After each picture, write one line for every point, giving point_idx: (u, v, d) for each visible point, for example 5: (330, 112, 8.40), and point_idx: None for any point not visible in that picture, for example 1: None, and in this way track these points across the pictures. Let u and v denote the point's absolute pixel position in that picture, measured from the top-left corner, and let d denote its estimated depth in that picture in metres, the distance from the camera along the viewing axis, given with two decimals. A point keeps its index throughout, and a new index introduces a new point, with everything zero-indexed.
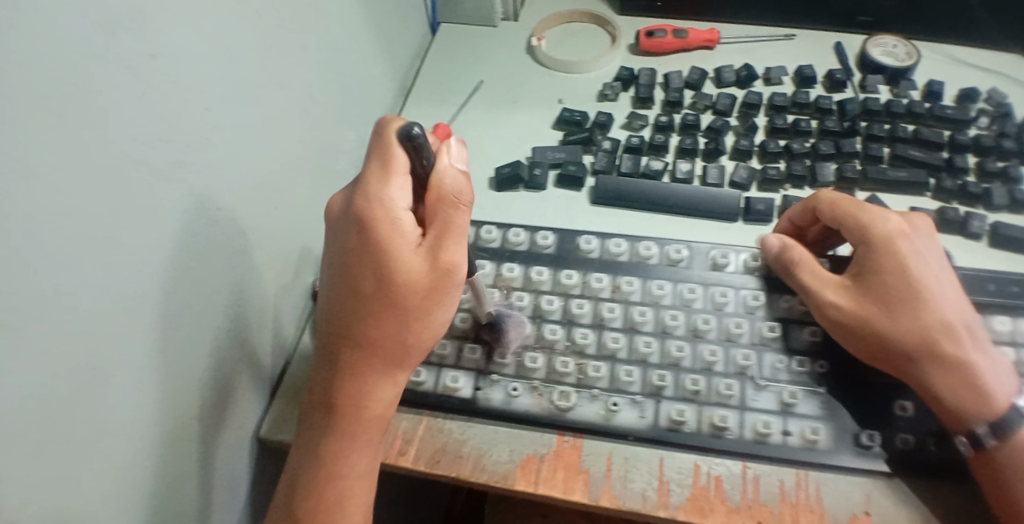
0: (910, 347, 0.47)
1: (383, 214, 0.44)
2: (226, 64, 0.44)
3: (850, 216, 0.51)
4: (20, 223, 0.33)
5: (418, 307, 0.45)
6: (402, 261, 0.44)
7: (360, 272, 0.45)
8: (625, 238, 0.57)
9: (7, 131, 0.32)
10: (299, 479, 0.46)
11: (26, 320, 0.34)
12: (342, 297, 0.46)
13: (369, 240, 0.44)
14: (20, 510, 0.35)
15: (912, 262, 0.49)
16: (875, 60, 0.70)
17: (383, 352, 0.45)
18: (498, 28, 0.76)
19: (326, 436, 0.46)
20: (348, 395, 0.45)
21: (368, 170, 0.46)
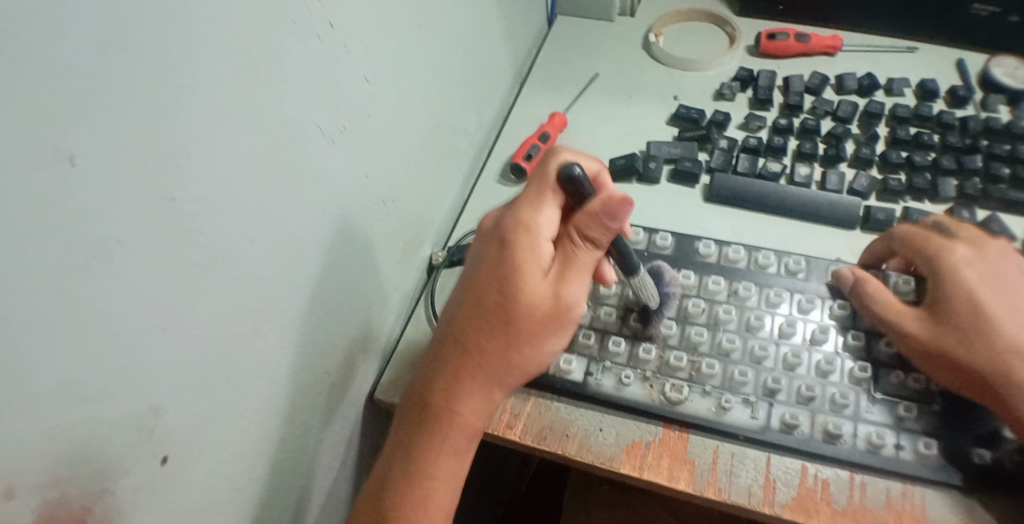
0: (990, 372, 0.48)
1: (527, 237, 0.48)
2: (381, 36, 0.47)
3: (925, 247, 0.53)
4: (215, 168, 0.36)
5: (533, 328, 0.46)
6: (527, 280, 0.46)
7: (485, 284, 0.47)
8: (744, 247, 0.57)
9: (213, 80, 0.35)
10: (391, 475, 0.46)
11: (210, 259, 0.36)
12: (464, 306, 0.47)
13: (501, 253, 0.48)
14: (185, 435, 0.37)
15: (980, 289, 0.50)
16: (997, 79, 0.68)
17: (491, 365, 0.46)
18: (614, 22, 0.77)
19: (419, 438, 0.46)
20: (450, 400, 0.46)
21: (525, 195, 0.50)
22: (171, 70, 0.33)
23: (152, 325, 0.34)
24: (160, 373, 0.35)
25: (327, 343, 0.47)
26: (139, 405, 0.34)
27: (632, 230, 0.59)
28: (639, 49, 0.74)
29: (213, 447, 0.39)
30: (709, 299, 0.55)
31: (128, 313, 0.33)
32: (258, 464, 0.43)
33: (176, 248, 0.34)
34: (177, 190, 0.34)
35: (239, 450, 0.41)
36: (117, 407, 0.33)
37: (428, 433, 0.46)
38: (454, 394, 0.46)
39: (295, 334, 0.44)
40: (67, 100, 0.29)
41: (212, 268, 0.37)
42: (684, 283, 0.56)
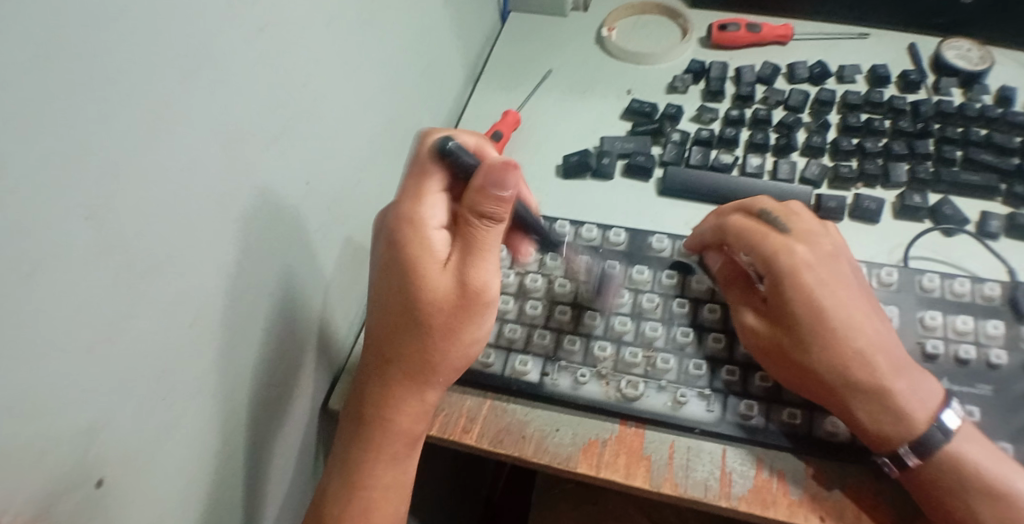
0: (832, 378, 0.47)
1: (415, 232, 0.44)
2: (320, 41, 0.47)
3: (756, 242, 0.50)
4: (141, 181, 0.35)
5: (443, 325, 0.44)
6: (427, 278, 0.43)
7: (388, 290, 0.45)
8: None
9: (135, 92, 0.34)
10: (329, 491, 0.46)
11: (140, 274, 0.36)
12: (377, 312, 0.45)
13: (396, 256, 0.44)
14: (122, 455, 0.36)
15: (802, 286, 0.48)
16: (949, 62, 0.69)
17: (413, 369, 0.45)
18: (568, 17, 0.77)
19: (353, 447, 0.46)
20: (380, 410, 0.45)
21: (404, 188, 0.46)
22: (91, 80, 0.32)
23: (83, 343, 0.33)
24: (95, 391, 0.34)
25: (274, 352, 0.47)
26: (74, 425, 0.34)
27: (586, 227, 0.58)
28: (592, 43, 0.74)
29: (152, 465, 0.38)
30: (662, 294, 0.55)
31: (56, 332, 0.32)
32: (205, 478, 0.42)
33: (104, 265, 0.34)
34: (101, 205, 0.33)
35: (184, 466, 0.40)
36: (50, 429, 0.32)
37: (362, 442, 0.46)
38: (383, 404, 0.45)
39: (240, 345, 0.43)
40: None
41: (145, 283, 0.36)
42: (638, 279, 0.55)
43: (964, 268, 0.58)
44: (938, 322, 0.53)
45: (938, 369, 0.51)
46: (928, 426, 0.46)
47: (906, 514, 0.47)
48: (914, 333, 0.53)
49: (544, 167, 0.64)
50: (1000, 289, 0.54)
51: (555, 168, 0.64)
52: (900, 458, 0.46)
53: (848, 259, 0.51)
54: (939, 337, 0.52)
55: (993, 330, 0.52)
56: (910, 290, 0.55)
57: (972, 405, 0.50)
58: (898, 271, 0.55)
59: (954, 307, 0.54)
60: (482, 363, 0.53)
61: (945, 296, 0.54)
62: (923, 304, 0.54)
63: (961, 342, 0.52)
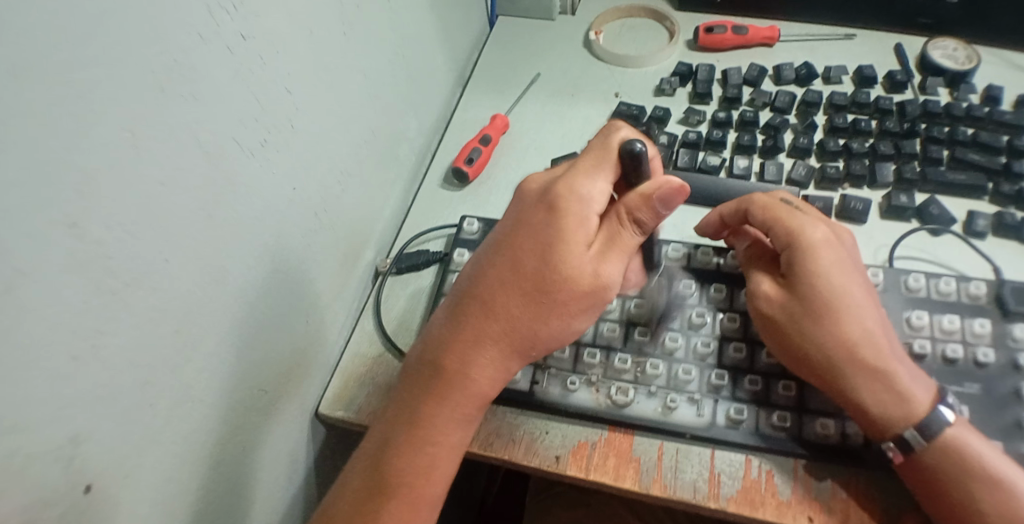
0: (838, 351, 0.47)
1: (578, 205, 0.45)
2: (305, 48, 0.47)
3: (778, 220, 0.51)
4: (124, 191, 0.35)
5: (568, 306, 0.45)
6: (570, 256, 0.44)
7: (524, 248, 0.45)
8: (685, 246, 0.57)
9: (117, 101, 0.34)
10: (388, 448, 0.45)
11: (125, 283, 0.36)
12: (492, 271, 0.46)
13: (554, 222, 0.45)
14: (107, 465, 0.36)
15: (824, 266, 0.48)
16: (936, 62, 0.69)
17: (517, 335, 0.45)
18: (555, 21, 0.77)
19: (424, 404, 0.45)
20: (468, 368, 0.45)
21: (579, 163, 0.47)
22: (70, 89, 0.32)
23: (64, 353, 0.33)
24: (77, 401, 0.34)
25: (262, 359, 0.47)
26: (56, 435, 0.34)
27: None
28: (580, 47, 0.74)
29: (138, 474, 0.38)
30: (650, 299, 0.55)
31: (36, 342, 0.32)
32: (193, 485, 0.42)
33: (87, 274, 0.34)
34: (82, 215, 0.33)
35: (171, 473, 0.41)
36: (31, 439, 0.32)
37: (434, 400, 0.45)
38: (476, 363, 0.45)
39: (226, 351, 0.43)
40: None
41: (130, 291, 0.36)
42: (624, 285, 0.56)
43: (951, 268, 0.58)
44: (924, 321, 0.53)
45: (926, 368, 0.52)
46: (929, 408, 0.46)
47: (895, 511, 0.47)
48: (901, 333, 0.53)
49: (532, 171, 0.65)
50: (986, 287, 0.54)
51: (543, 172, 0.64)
52: (905, 441, 0.46)
53: (856, 249, 0.52)
54: (926, 336, 0.53)
55: (981, 328, 0.52)
56: (897, 291, 0.55)
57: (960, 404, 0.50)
58: (883, 271, 0.56)
59: (941, 307, 0.54)
60: None
61: (931, 296, 0.54)
62: (910, 304, 0.54)
63: (948, 341, 0.52)
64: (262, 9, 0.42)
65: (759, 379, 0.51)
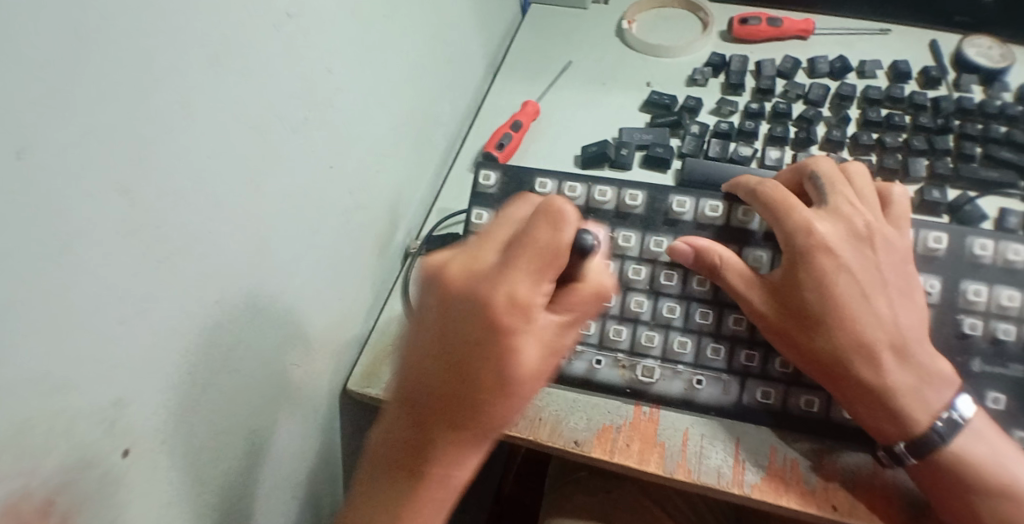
0: (831, 358, 0.48)
1: (524, 315, 0.39)
2: (348, 27, 0.48)
3: (781, 221, 0.51)
4: (172, 161, 0.36)
5: (526, 394, 0.40)
6: (523, 352, 0.39)
7: (473, 355, 0.39)
8: (723, 202, 0.55)
9: (171, 73, 0.35)
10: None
11: (171, 252, 0.37)
12: (440, 370, 0.40)
13: (481, 321, 0.39)
14: (147, 427, 0.37)
15: (828, 277, 0.49)
16: (970, 60, 0.68)
17: (481, 436, 0.40)
18: (588, 10, 0.78)
19: (400, 505, 0.41)
20: (434, 469, 0.40)
21: (529, 240, 0.39)
22: (123, 56, 0.33)
23: (112, 313, 0.34)
24: (122, 363, 0.35)
25: (295, 334, 0.48)
26: (102, 396, 0.34)
27: (599, 188, 0.57)
28: (612, 36, 0.74)
29: (174, 439, 0.39)
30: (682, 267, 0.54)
31: (89, 303, 0.33)
32: (224, 453, 0.43)
33: (135, 238, 0.35)
34: (134, 181, 0.34)
35: (205, 440, 0.41)
36: (77, 396, 0.33)
37: (409, 499, 0.40)
38: (444, 466, 0.40)
39: (261, 324, 0.44)
40: (30, 91, 0.29)
41: (175, 259, 0.37)
42: (655, 250, 0.54)
43: None
44: (982, 296, 0.51)
45: (970, 350, 0.51)
46: (927, 424, 0.47)
47: (916, 505, 0.47)
48: (955, 308, 0.52)
49: (564, 157, 0.65)
50: None
51: (574, 159, 0.65)
52: (896, 455, 0.47)
53: (894, 250, 0.51)
54: (980, 312, 0.51)
55: None
56: (960, 257, 0.53)
57: (996, 391, 0.50)
58: (948, 235, 0.53)
59: (1002, 279, 0.52)
60: None
61: (996, 263, 0.52)
62: (970, 273, 0.52)
63: (1002, 320, 0.51)
64: None
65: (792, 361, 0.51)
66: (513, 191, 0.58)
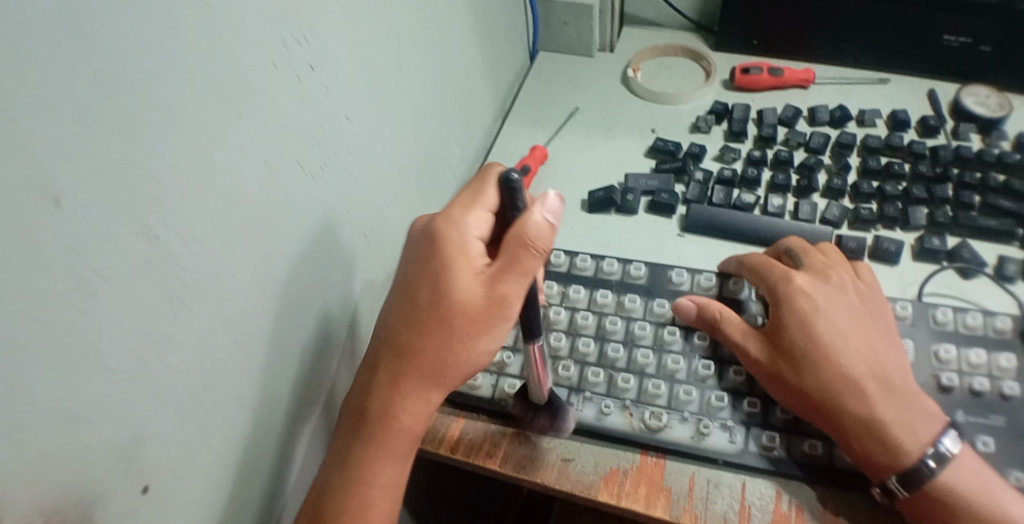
0: (820, 391, 0.49)
1: (457, 240, 0.47)
2: (366, 77, 0.50)
3: (766, 275, 0.55)
4: (197, 206, 0.37)
5: (466, 330, 0.46)
6: (456, 281, 0.46)
7: (420, 286, 0.46)
8: (716, 277, 0.58)
9: (200, 122, 0.36)
10: (328, 484, 0.45)
11: (192, 294, 0.38)
12: (400, 305, 0.47)
13: (432, 255, 0.47)
14: (162, 467, 0.38)
15: (812, 316, 0.52)
16: (968, 109, 0.70)
17: (427, 366, 0.45)
18: (594, 58, 0.80)
19: (357, 446, 0.45)
20: (391, 406, 0.45)
21: (457, 198, 0.49)
22: (155, 108, 0.34)
23: (135, 355, 0.35)
24: (139, 400, 0.36)
25: (307, 373, 0.48)
26: (121, 435, 0.35)
27: (606, 261, 0.60)
28: (617, 83, 0.77)
29: (188, 479, 0.40)
30: (684, 326, 0.56)
31: (114, 346, 0.34)
32: (236, 492, 0.44)
33: (160, 281, 0.36)
34: (161, 227, 0.35)
35: (218, 480, 0.42)
36: (97, 433, 0.34)
37: (368, 437, 0.45)
38: (397, 403, 0.45)
39: (276, 364, 0.45)
40: (71, 142, 0.31)
41: (197, 301, 0.38)
42: (658, 312, 0.57)
43: (983, 304, 0.59)
44: (951, 355, 0.54)
45: (952, 401, 0.52)
46: (916, 455, 0.47)
47: None
48: (930, 366, 0.54)
49: (571, 201, 0.67)
50: (1012, 322, 0.55)
51: (581, 203, 0.66)
52: (889, 488, 0.47)
53: (871, 301, 0.54)
54: (953, 370, 0.53)
55: (1007, 362, 0.53)
56: (925, 323, 0.56)
57: (985, 435, 0.51)
58: (912, 304, 0.57)
59: (967, 341, 0.55)
60: (508, 392, 0.54)
61: (958, 329, 0.55)
62: (937, 337, 0.55)
63: (975, 375, 0.53)
64: (330, 40, 0.45)
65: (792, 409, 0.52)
66: None
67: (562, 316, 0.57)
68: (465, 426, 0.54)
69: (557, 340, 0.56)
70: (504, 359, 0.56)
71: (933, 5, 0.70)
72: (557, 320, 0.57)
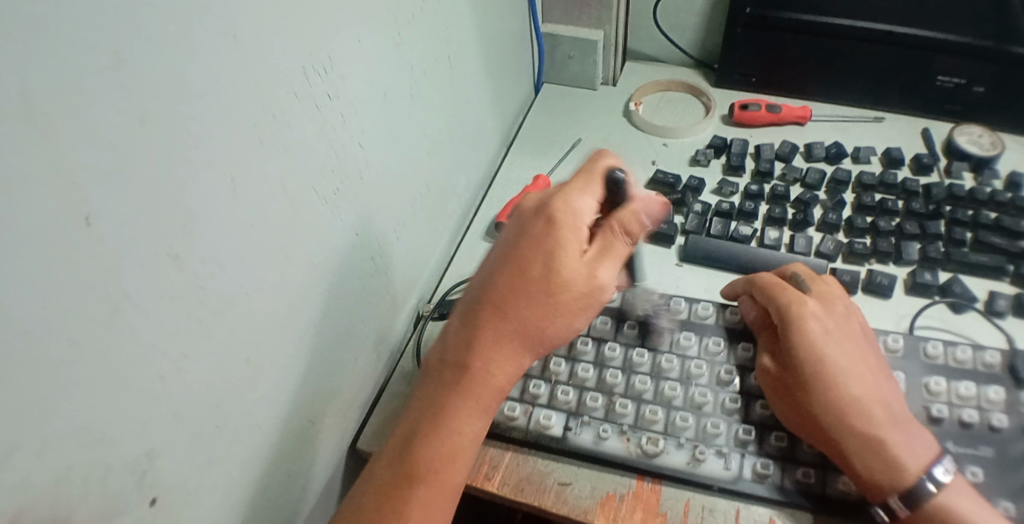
0: (825, 411, 0.50)
1: (568, 218, 0.50)
2: (380, 107, 0.52)
3: (773, 298, 0.55)
4: (218, 229, 0.39)
5: (568, 306, 0.49)
6: (568, 258, 0.48)
7: (529, 255, 0.49)
8: (713, 305, 0.60)
9: (224, 149, 0.38)
10: (416, 429, 0.48)
11: (209, 313, 0.39)
12: (506, 266, 0.49)
13: (546, 230, 0.49)
14: (172, 481, 0.39)
15: (818, 339, 0.52)
16: (961, 147, 0.72)
17: (531, 327, 0.48)
18: (597, 91, 0.83)
19: (447, 393, 0.48)
20: (482, 360, 0.48)
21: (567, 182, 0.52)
22: (184, 135, 0.36)
23: (153, 371, 0.36)
24: (153, 417, 0.37)
25: (314, 391, 0.50)
26: (136, 448, 0.36)
27: None
28: (620, 115, 0.79)
29: (196, 493, 0.41)
30: (680, 354, 0.57)
31: (134, 362, 0.35)
32: (240, 508, 0.45)
33: (181, 300, 0.37)
34: (184, 248, 0.37)
35: (224, 495, 0.43)
36: (113, 448, 0.35)
37: (456, 388, 0.48)
38: (494, 360, 0.48)
39: (285, 382, 0.46)
40: (105, 168, 0.32)
41: (213, 319, 0.39)
42: (656, 339, 0.58)
43: (973, 338, 0.60)
44: (941, 387, 0.55)
45: (943, 432, 0.53)
46: (915, 476, 0.48)
47: None
48: (920, 397, 0.55)
49: None
50: (1000, 357, 0.56)
51: None
52: (890, 508, 0.48)
53: (864, 329, 0.56)
54: (943, 401, 0.55)
55: (995, 395, 0.54)
56: (916, 356, 0.57)
57: (974, 465, 0.52)
58: (904, 337, 0.58)
59: (957, 374, 0.56)
60: (507, 416, 0.55)
61: (948, 363, 0.57)
62: (928, 370, 0.56)
63: (965, 407, 0.54)
64: (348, 73, 0.47)
65: (786, 436, 0.53)
66: None
67: (563, 339, 0.58)
68: None
69: (557, 365, 0.57)
70: None
71: (928, 47, 0.72)
72: (558, 345, 0.58)
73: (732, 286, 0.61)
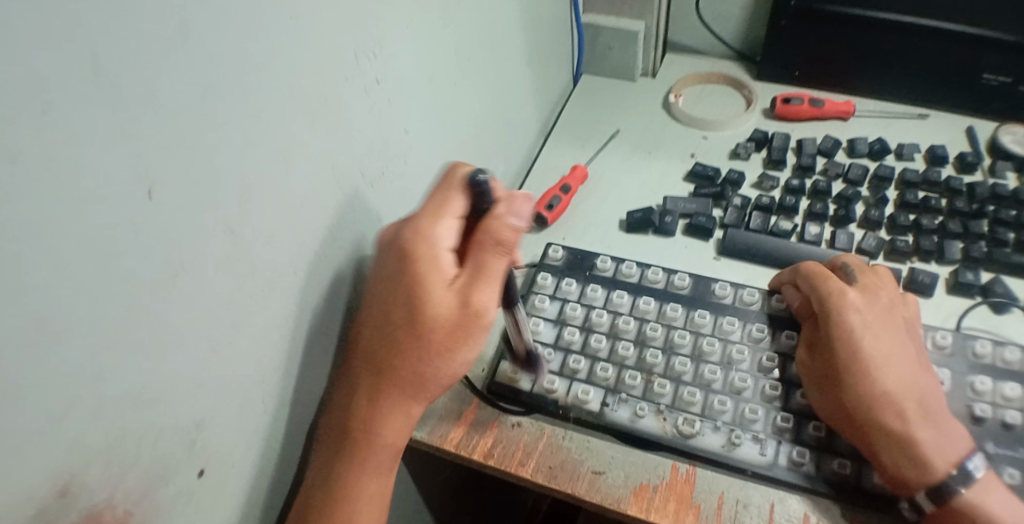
0: (857, 404, 0.50)
1: (427, 247, 0.46)
2: (425, 92, 0.52)
3: (818, 286, 0.55)
4: (268, 205, 0.39)
5: (443, 343, 0.46)
6: (433, 296, 0.45)
7: (395, 302, 0.46)
8: (760, 292, 0.60)
9: (276, 128, 0.39)
10: (315, 495, 0.45)
11: (257, 287, 0.40)
12: (376, 315, 0.46)
13: (409, 267, 0.46)
14: (216, 448, 0.40)
15: (860, 333, 0.52)
16: (1006, 147, 0.70)
17: (402, 379, 0.46)
18: (636, 82, 0.83)
19: (342, 457, 0.45)
20: (372, 419, 0.46)
21: (424, 208, 0.48)
22: (241, 113, 0.36)
23: (205, 342, 0.37)
24: (202, 386, 0.38)
25: None
26: (185, 418, 0.37)
27: (652, 270, 0.62)
28: (659, 107, 0.79)
29: (234, 462, 0.42)
30: (723, 338, 0.57)
31: (187, 331, 0.36)
32: (273, 477, 0.46)
33: (230, 274, 0.38)
34: (237, 224, 0.38)
35: (262, 465, 0.44)
36: (164, 415, 0.36)
37: (348, 451, 0.45)
38: (375, 414, 0.46)
39: (320, 360, 0.47)
40: (168, 140, 0.33)
41: (262, 294, 0.40)
42: (699, 322, 0.58)
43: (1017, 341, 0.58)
44: (987, 387, 0.54)
45: (984, 432, 0.52)
46: (943, 473, 0.48)
47: None
48: (964, 396, 0.54)
49: (608, 219, 0.69)
50: None
51: (619, 222, 0.68)
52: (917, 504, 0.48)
53: (914, 325, 0.54)
54: (987, 401, 0.54)
55: None
56: (963, 354, 0.56)
57: (1012, 468, 0.51)
58: (953, 334, 0.57)
59: (1003, 375, 0.55)
60: (546, 387, 0.56)
61: (995, 363, 0.56)
62: (974, 369, 0.55)
63: (1009, 408, 0.53)
64: (396, 57, 0.47)
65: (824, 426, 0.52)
66: (574, 267, 0.62)
67: (603, 317, 0.58)
68: (499, 434, 0.55)
69: (598, 341, 0.57)
70: (545, 355, 0.57)
71: (973, 45, 0.70)
72: (600, 322, 0.58)
73: (782, 273, 0.60)
